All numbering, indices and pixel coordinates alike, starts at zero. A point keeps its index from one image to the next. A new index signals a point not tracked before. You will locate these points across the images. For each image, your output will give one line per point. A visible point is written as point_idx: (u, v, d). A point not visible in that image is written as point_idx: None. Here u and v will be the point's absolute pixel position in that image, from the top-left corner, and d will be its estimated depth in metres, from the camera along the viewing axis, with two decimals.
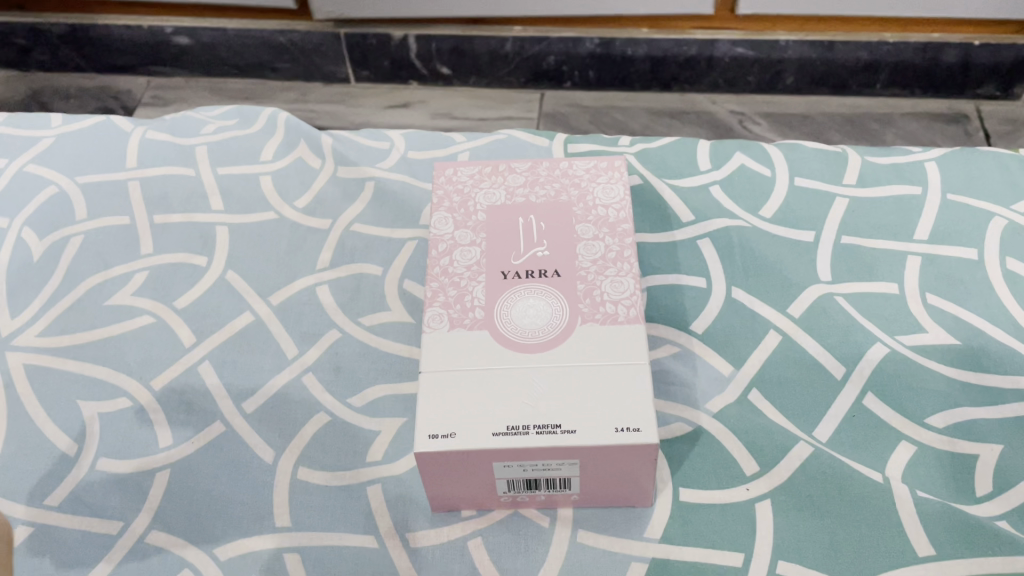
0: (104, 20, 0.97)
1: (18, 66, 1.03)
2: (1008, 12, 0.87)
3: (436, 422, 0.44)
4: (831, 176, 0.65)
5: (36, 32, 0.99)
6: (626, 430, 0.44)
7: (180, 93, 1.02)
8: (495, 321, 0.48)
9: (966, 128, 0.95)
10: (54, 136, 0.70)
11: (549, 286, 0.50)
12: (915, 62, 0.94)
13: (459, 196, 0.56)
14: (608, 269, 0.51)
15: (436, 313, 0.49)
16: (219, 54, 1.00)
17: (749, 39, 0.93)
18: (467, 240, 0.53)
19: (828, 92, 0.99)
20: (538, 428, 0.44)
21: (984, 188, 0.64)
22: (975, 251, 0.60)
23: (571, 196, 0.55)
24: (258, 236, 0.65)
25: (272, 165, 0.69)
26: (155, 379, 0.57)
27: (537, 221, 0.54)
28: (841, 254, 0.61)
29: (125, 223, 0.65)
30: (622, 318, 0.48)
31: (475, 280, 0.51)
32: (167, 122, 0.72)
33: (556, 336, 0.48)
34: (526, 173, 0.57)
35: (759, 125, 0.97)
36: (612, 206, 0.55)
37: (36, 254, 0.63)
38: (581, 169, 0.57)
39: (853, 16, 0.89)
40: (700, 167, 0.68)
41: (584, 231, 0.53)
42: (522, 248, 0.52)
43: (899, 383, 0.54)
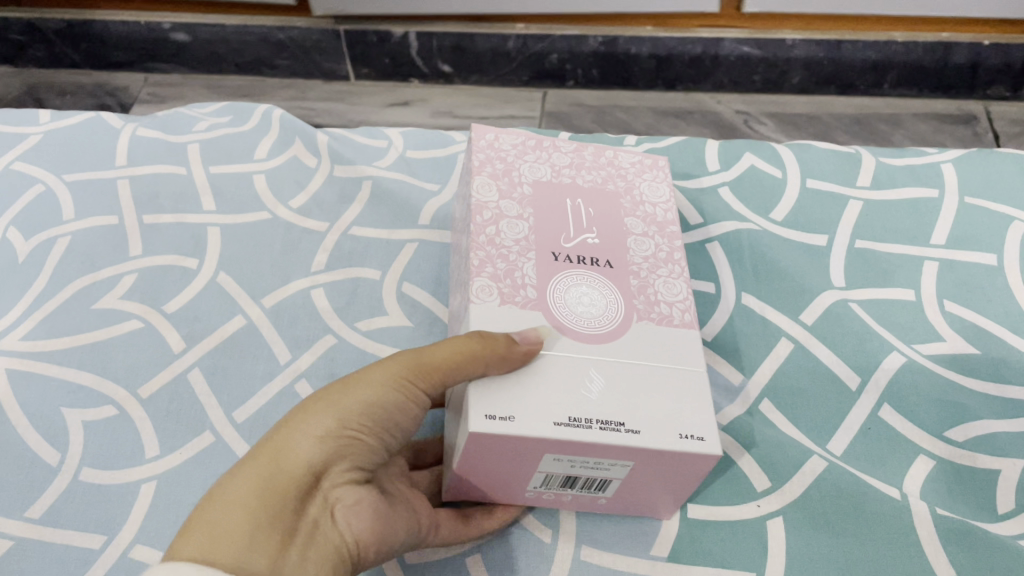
0: (99, 16, 0.95)
1: (13, 62, 1.00)
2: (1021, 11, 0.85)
3: (493, 403, 0.40)
4: (844, 178, 0.63)
5: (31, 28, 0.96)
6: (692, 438, 0.40)
7: (178, 90, 1.00)
8: (548, 303, 0.45)
9: (975, 129, 0.93)
10: (42, 133, 0.68)
11: (602, 276, 0.47)
12: (924, 62, 0.92)
13: (503, 165, 0.51)
14: (660, 269, 0.49)
15: (483, 285, 0.45)
16: (217, 51, 0.97)
17: (756, 38, 0.91)
18: (515, 212, 0.49)
19: (836, 92, 0.96)
20: (602, 424, 0.40)
21: (1003, 191, 0.62)
22: (994, 257, 0.58)
23: (618, 186, 0.53)
24: (252, 238, 0.62)
25: (266, 163, 0.67)
26: (143, 387, 0.55)
27: (585, 206, 0.51)
28: (855, 259, 0.59)
29: (114, 222, 0.63)
30: (677, 321, 0.46)
31: (525, 256, 0.47)
32: (158, 119, 0.70)
33: (612, 328, 0.45)
34: (571, 154, 0.54)
35: (765, 126, 0.95)
36: (659, 205, 0.52)
37: (21, 256, 0.61)
38: (626, 162, 0.55)
39: (861, 16, 0.87)
40: (709, 167, 0.65)
41: (634, 225, 0.50)
42: (571, 232, 0.49)
43: (916, 394, 0.52)
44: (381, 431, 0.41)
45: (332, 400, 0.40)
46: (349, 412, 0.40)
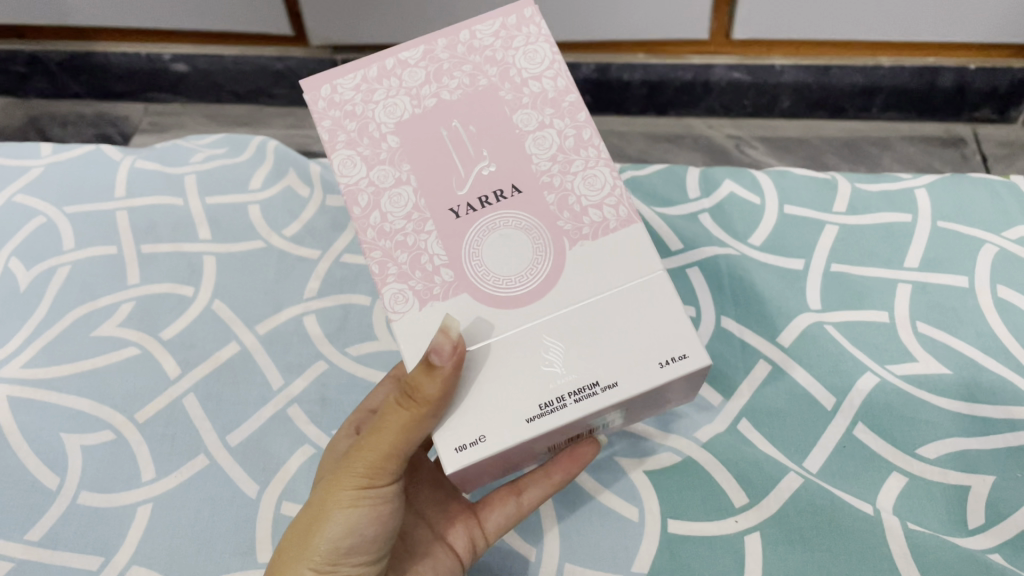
0: (102, 48, 0.98)
1: (17, 93, 1.05)
2: (1002, 35, 0.86)
3: (458, 430, 0.38)
4: (821, 204, 0.65)
5: (34, 60, 0.99)
6: (674, 360, 0.39)
7: (179, 120, 1.03)
8: (469, 277, 0.41)
9: (963, 151, 0.96)
10: (44, 165, 0.70)
11: (519, 216, 0.42)
12: (912, 85, 0.93)
13: (354, 120, 0.43)
14: (572, 163, 0.43)
15: (395, 292, 0.41)
16: (217, 80, 1.00)
17: (746, 64, 0.93)
18: (392, 180, 0.42)
19: (825, 116, 0.99)
20: (575, 396, 0.38)
21: (976, 214, 0.63)
22: (966, 278, 0.59)
23: (491, 77, 0.43)
24: (247, 266, 0.64)
25: (260, 193, 0.69)
26: (140, 412, 0.56)
27: (465, 125, 0.43)
28: (831, 283, 0.60)
29: (113, 252, 0.65)
30: (612, 225, 0.42)
31: (424, 231, 0.42)
32: (157, 152, 0.72)
33: (543, 276, 0.41)
34: (419, 60, 0.44)
35: (756, 150, 0.98)
36: (543, 74, 0.44)
37: (23, 285, 0.63)
38: (487, 34, 0.44)
39: (846, 40, 0.89)
40: (690, 195, 0.68)
41: (525, 120, 0.43)
42: (462, 170, 0.42)
43: (891, 413, 0.54)
44: (361, 554, 0.42)
45: (303, 547, 0.41)
46: (321, 552, 0.41)
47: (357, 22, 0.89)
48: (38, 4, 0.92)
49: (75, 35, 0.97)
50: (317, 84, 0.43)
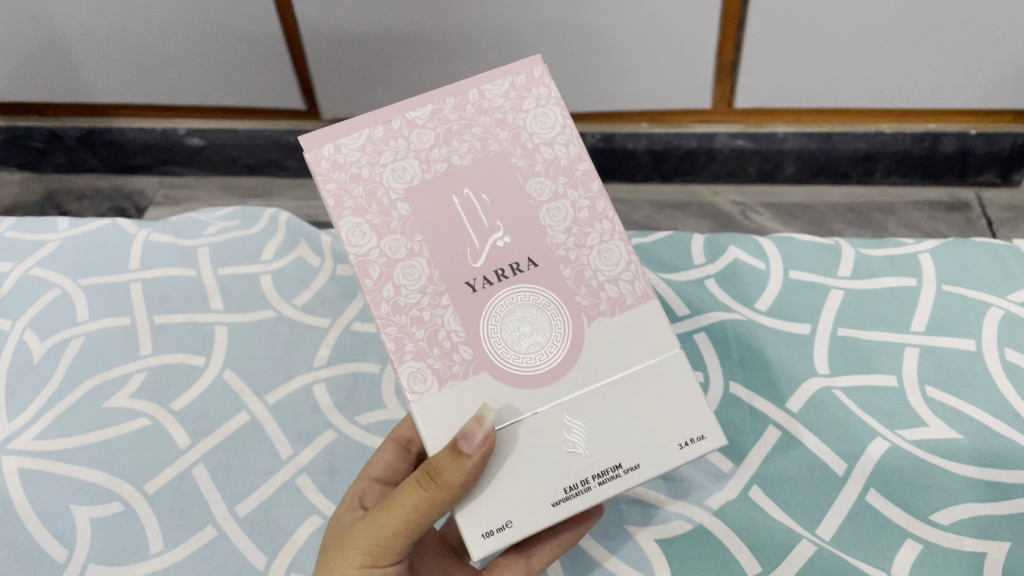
0: (119, 123, 1.01)
1: (37, 169, 1.08)
2: (1010, 98, 0.88)
3: (484, 517, 0.39)
4: (826, 270, 0.66)
5: (53, 136, 1.02)
6: (691, 442, 0.41)
7: (192, 193, 1.06)
8: (488, 353, 0.41)
9: (968, 216, 0.97)
10: (61, 239, 0.72)
11: (534, 289, 0.43)
12: (914, 151, 0.94)
13: (362, 185, 0.41)
14: (586, 234, 0.44)
15: (414, 369, 0.40)
16: (230, 154, 1.02)
17: (748, 131, 0.95)
18: (404, 252, 0.41)
19: (829, 182, 1.00)
20: (598, 478, 0.40)
21: (980, 278, 0.63)
22: (973, 342, 0.60)
23: (502, 141, 0.43)
24: (258, 336, 0.65)
25: (272, 264, 0.70)
26: (149, 482, 0.56)
27: (478, 194, 0.42)
28: (838, 347, 0.61)
29: (126, 324, 0.65)
30: (628, 299, 0.43)
31: (440, 305, 0.41)
32: (171, 225, 0.73)
33: (562, 352, 0.42)
34: (427, 120, 0.43)
35: (761, 216, 0.99)
36: (555, 139, 0.44)
37: (36, 357, 0.64)
38: (496, 95, 0.44)
39: (853, 108, 0.91)
40: (695, 261, 0.68)
41: (539, 190, 0.43)
42: (477, 242, 0.42)
43: (902, 478, 0.53)
44: None
45: None
46: None
47: (371, 96, 0.92)
48: (60, 83, 0.95)
49: (94, 112, 1.00)
50: (319, 142, 0.41)
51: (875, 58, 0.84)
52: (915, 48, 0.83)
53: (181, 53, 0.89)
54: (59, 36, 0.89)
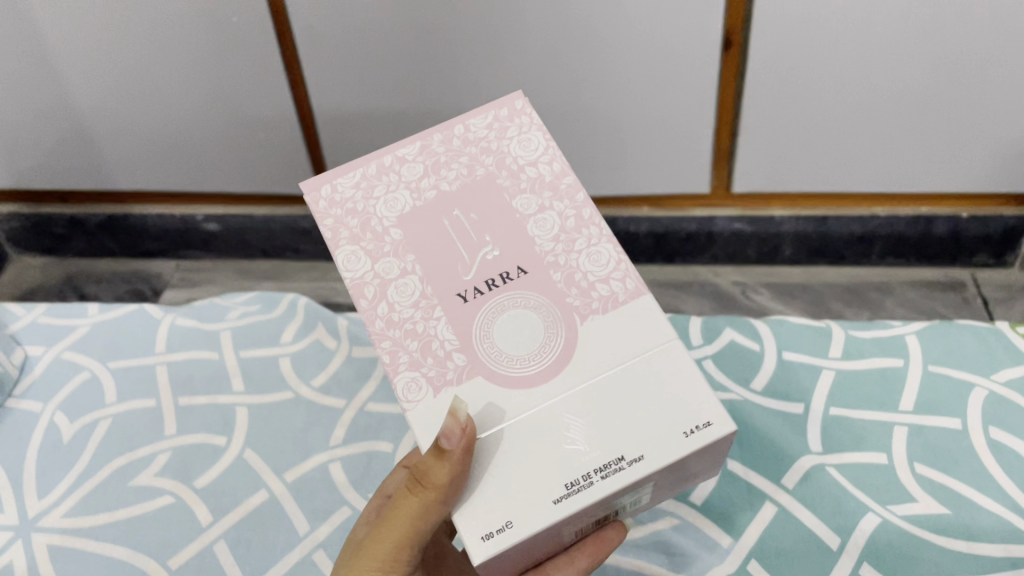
0: (138, 210, 1.05)
1: (59, 252, 1.13)
2: (1000, 182, 0.92)
3: (487, 518, 0.40)
4: (818, 351, 0.69)
5: (74, 222, 1.07)
6: (696, 430, 0.41)
7: (207, 275, 1.11)
8: (479, 356, 0.44)
9: (964, 295, 1.00)
10: (90, 324, 0.76)
11: (522, 292, 0.46)
12: (908, 234, 0.99)
13: (357, 217, 0.47)
14: (570, 241, 0.47)
15: (409, 380, 0.44)
16: (246, 239, 1.08)
17: (746, 215, 0.99)
18: (397, 271, 0.46)
19: (826, 263, 1.04)
20: (600, 472, 0.41)
21: (965, 359, 0.67)
22: (958, 421, 0.62)
23: (487, 166, 0.49)
24: (277, 416, 0.68)
25: (290, 346, 0.74)
26: (174, 558, 0.59)
27: (466, 215, 0.47)
28: (830, 426, 0.63)
29: (152, 405, 0.69)
30: (618, 297, 0.46)
31: (432, 317, 0.45)
32: (195, 309, 0.77)
33: (552, 353, 0.44)
34: (417, 158, 0.49)
35: (761, 295, 1.03)
36: (537, 160, 0.49)
37: (66, 437, 0.67)
38: (481, 128, 0.50)
39: (846, 190, 0.95)
40: (693, 342, 0.72)
41: (524, 205, 0.48)
42: (467, 257, 0.46)
43: (893, 553, 0.56)
44: None
45: None
46: None
47: None
48: (84, 170, 1.00)
49: (111, 198, 1.05)
50: (320, 186, 0.48)
51: (864, 144, 0.89)
52: (906, 135, 0.88)
53: (201, 141, 0.94)
54: (88, 127, 0.94)
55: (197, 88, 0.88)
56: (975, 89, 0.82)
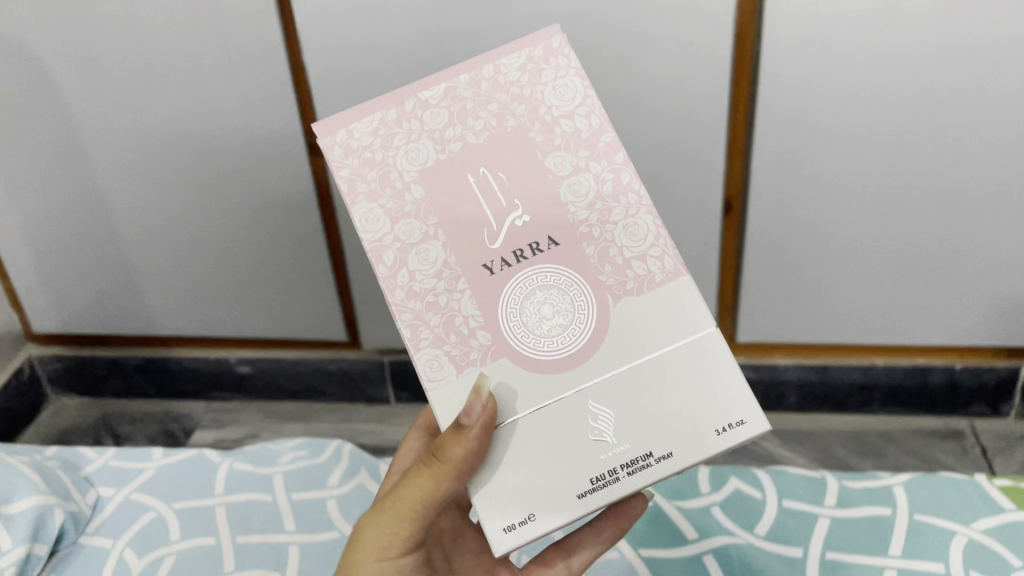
0: (175, 353, 1.23)
1: (97, 393, 1.30)
2: (984, 336, 1.03)
3: (517, 510, 0.48)
4: (814, 499, 0.77)
5: (115, 363, 1.26)
6: (727, 429, 0.49)
7: (235, 415, 1.27)
8: (504, 333, 0.50)
9: (963, 445, 1.08)
10: (155, 467, 0.84)
11: (550, 266, 0.51)
12: (906, 382, 1.08)
13: (375, 169, 0.50)
14: (606, 209, 0.51)
15: (430, 357, 0.50)
16: (274, 380, 1.24)
17: (750, 363, 1.09)
18: (418, 236, 0.50)
19: (829, 410, 1.13)
20: (627, 468, 0.48)
21: (947, 508, 0.74)
22: (942, 565, 0.69)
23: (518, 116, 0.51)
24: (325, 554, 0.75)
25: (336, 489, 0.82)
26: None
27: (494, 172, 0.51)
28: (827, 569, 0.70)
29: (213, 542, 0.76)
30: (656, 278, 0.51)
31: (455, 290, 0.50)
32: (250, 454, 0.86)
33: (581, 342, 0.50)
34: (441, 102, 0.51)
35: (768, 441, 1.10)
36: (574, 112, 0.52)
37: (134, 571, 0.74)
38: (513, 68, 0.52)
39: (845, 341, 1.06)
40: (701, 489, 0.79)
41: (559, 163, 0.51)
42: (495, 225, 0.51)
43: None
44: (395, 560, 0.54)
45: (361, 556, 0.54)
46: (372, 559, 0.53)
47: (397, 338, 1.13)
48: (123, 321, 1.20)
49: (156, 343, 1.23)
50: (333, 130, 0.51)
51: (851, 301, 1.02)
52: (885, 293, 1.01)
53: (233, 291, 1.13)
54: (134, 278, 1.14)
55: (233, 246, 1.09)
56: (945, 252, 0.96)
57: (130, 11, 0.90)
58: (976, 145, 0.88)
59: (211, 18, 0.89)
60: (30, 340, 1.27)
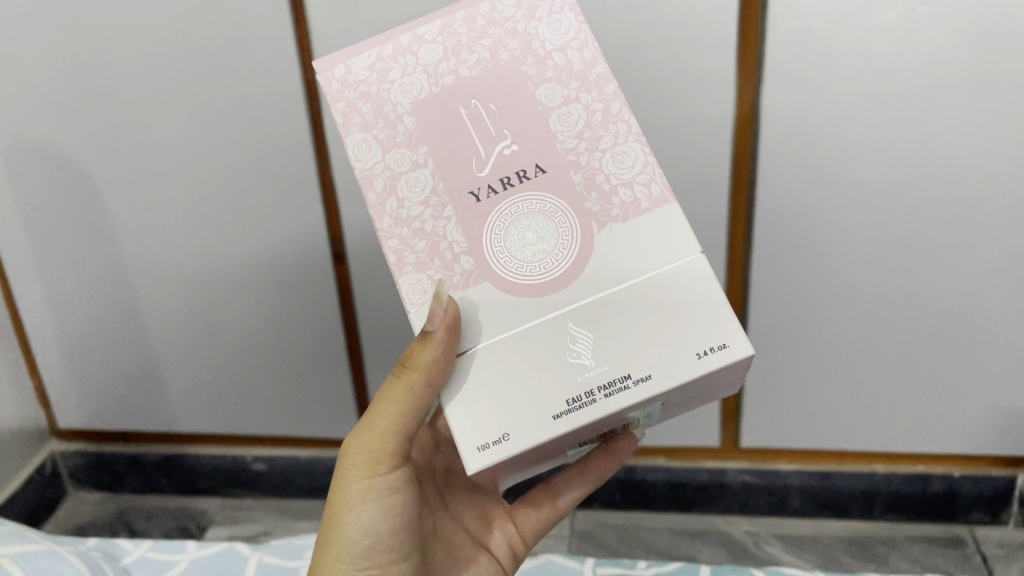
0: (193, 450, 1.36)
1: (114, 488, 1.42)
2: (971, 444, 1.17)
3: (501, 425, 0.59)
4: None
5: (134, 460, 1.38)
6: (707, 351, 0.60)
7: (249, 511, 1.37)
8: (484, 256, 0.63)
9: (964, 550, 1.19)
10: (188, 559, 0.90)
11: (529, 194, 0.64)
12: (906, 490, 1.21)
13: (371, 101, 0.65)
14: (588, 141, 0.64)
15: (413, 282, 0.63)
16: (290, 478, 1.35)
17: (755, 468, 1.24)
18: (408, 164, 0.64)
19: (833, 516, 1.25)
20: (606, 388, 0.60)
21: None
22: None
23: (510, 49, 0.65)
24: None
25: None
26: None
27: (485, 104, 0.64)
28: None
29: None
30: (641, 206, 0.63)
31: (442, 215, 0.63)
32: (277, 549, 0.92)
33: (560, 263, 0.63)
34: (437, 38, 0.65)
35: (772, 544, 1.22)
36: (566, 46, 0.65)
37: None
38: (509, 7, 0.66)
39: (841, 449, 1.21)
40: None
41: (547, 92, 0.65)
42: (484, 154, 0.64)
43: None
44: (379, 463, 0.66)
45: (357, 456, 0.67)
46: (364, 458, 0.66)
47: None
48: (153, 417, 1.33)
49: (176, 440, 1.36)
50: (333, 67, 0.65)
51: (850, 396, 1.16)
52: (879, 383, 1.15)
53: (244, 386, 1.27)
54: (157, 372, 1.28)
55: (256, 345, 1.23)
56: (937, 349, 1.11)
57: (207, 149, 1.08)
58: (958, 246, 1.04)
59: (254, 142, 1.06)
60: (54, 436, 1.39)
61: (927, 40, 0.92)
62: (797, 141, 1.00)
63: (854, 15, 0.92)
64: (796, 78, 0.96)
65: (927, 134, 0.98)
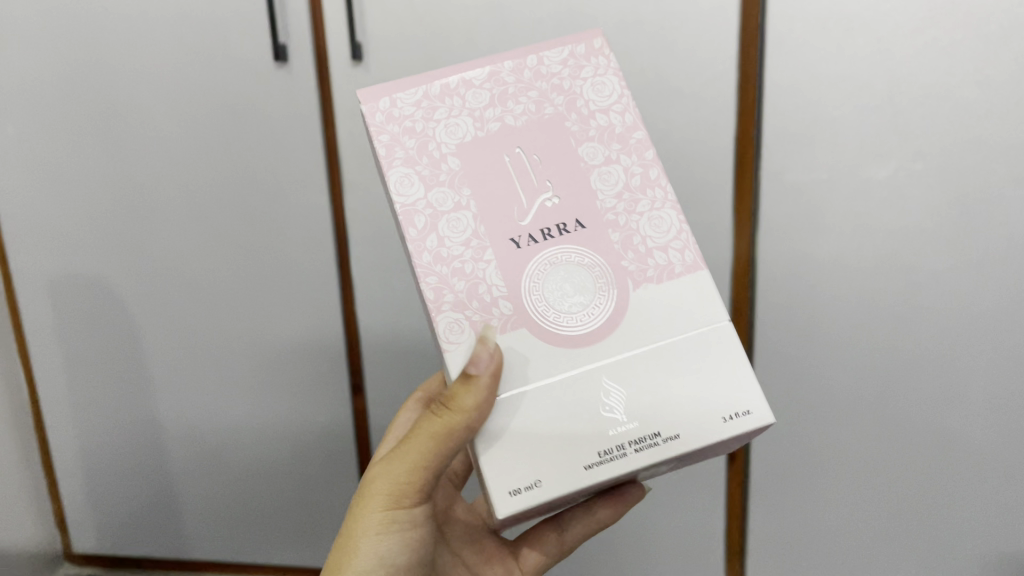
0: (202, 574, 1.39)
1: None
2: None
3: (533, 473, 0.65)
4: None
5: None
6: (734, 416, 0.67)
7: None
8: (523, 299, 0.69)
9: None
10: None
11: (567, 242, 0.70)
12: None
13: (415, 138, 0.71)
14: (626, 202, 0.72)
15: (449, 320, 0.68)
16: None
17: None
18: (450, 203, 0.70)
19: None
20: (637, 445, 0.66)
21: None
22: None
23: (555, 105, 0.72)
24: None
25: None
26: None
27: (529, 155, 0.71)
28: None
29: None
30: (673, 269, 0.71)
31: (482, 257, 0.69)
32: None
33: (596, 316, 0.69)
34: (484, 86, 0.72)
35: None
36: (609, 108, 0.73)
37: None
38: (556, 63, 0.73)
39: None
40: None
41: (589, 150, 0.72)
42: (527, 203, 0.71)
43: None
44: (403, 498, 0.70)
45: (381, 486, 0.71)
46: (388, 490, 0.70)
47: None
48: (169, 539, 1.37)
49: (186, 566, 1.39)
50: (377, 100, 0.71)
51: (851, 535, 1.20)
52: (881, 524, 1.19)
53: (258, 509, 1.33)
54: (177, 493, 1.34)
55: (275, 469, 1.29)
56: (934, 493, 1.16)
57: (245, 288, 1.19)
58: (950, 392, 1.12)
59: (293, 281, 1.17)
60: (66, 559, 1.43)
61: (910, 205, 1.04)
62: (794, 288, 1.09)
63: (844, 180, 1.04)
64: (789, 235, 1.07)
65: (914, 286, 1.07)
